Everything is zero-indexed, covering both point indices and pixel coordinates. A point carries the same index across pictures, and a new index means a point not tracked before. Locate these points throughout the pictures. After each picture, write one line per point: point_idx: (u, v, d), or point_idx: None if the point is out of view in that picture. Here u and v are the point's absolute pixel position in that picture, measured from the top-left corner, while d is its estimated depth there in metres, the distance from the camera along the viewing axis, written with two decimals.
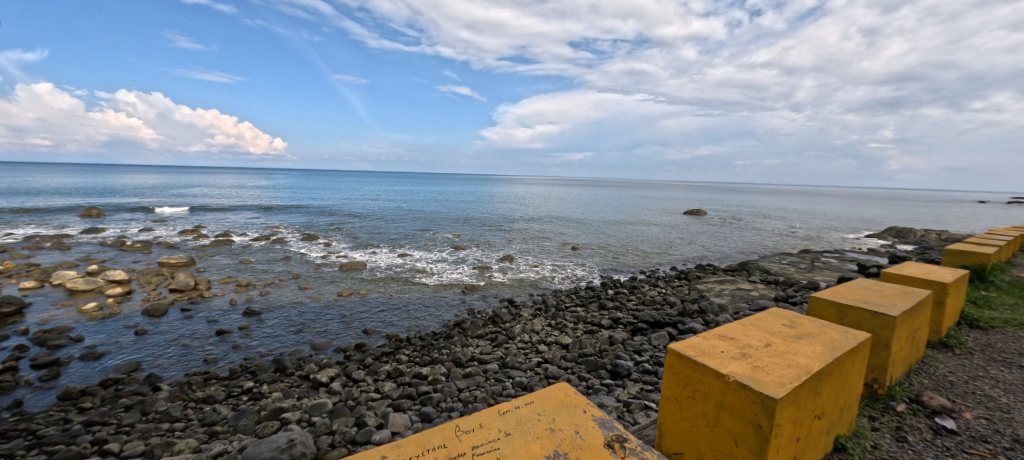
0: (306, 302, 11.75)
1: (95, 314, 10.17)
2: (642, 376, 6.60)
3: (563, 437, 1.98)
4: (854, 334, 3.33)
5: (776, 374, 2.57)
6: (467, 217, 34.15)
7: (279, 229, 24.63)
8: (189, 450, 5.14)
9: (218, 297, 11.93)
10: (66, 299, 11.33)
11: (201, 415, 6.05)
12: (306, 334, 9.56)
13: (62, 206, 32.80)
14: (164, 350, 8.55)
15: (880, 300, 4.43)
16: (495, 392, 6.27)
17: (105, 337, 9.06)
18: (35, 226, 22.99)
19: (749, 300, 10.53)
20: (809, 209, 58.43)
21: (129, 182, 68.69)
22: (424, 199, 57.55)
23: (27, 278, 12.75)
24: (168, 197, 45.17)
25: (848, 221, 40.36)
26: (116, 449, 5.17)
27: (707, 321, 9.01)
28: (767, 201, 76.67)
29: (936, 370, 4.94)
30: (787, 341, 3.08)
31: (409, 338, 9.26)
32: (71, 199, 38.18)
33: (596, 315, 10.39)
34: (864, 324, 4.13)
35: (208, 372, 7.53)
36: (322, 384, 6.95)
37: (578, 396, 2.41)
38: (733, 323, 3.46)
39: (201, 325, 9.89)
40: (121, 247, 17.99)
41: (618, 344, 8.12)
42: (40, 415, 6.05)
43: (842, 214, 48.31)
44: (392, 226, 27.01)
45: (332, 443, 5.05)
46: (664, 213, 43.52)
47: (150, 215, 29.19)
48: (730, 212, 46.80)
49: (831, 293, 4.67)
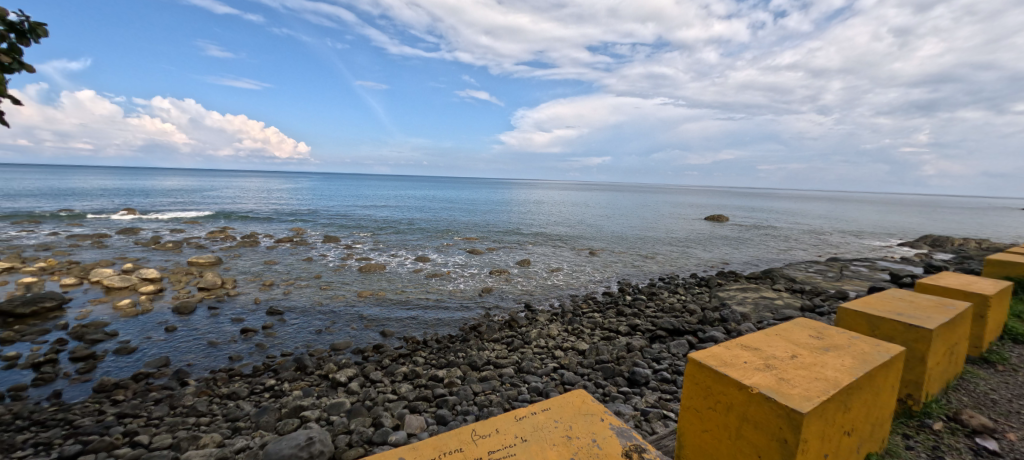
0: (327, 303, 12.04)
1: (129, 311, 10.66)
2: (661, 384, 6.45)
3: (580, 445, 1.96)
4: (887, 347, 3.17)
5: (802, 387, 2.47)
6: (485, 221, 34.50)
7: (301, 229, 25.81)
8: (213, 444, 5.30)
9: (243, 296, 12.36)
10: (101, 296, 11.85)
11: (226, 411, 6.23)
12: (326, 334, 9.78)
13: (101, 206, 34.97)
14: (191, 346, 8.87)
15: (915, 312, 4.21)
16: (510, 397, 6.26)
17: (138, 333, 9.48)
18: (75, 226, 24.36)
19: (773, 309, 10.19)
20: (836, 215, 56.58)
21: (163, 185, 72.18)
22: (442, 202, 58.71)
23: (67, 275, 13.46)
24: (199, 199, 47.71)
25: (877, 229, 38.79)
26: (145, 441, 5.36)
27: (729, 330, 8.78)
28: (790, 207, 74.88)
29: (976, 386, 4.67)
30: (814, 353, 2.96)
31: (426, 339, 9.37)
32: (110, 200, 40.54)
33: (613, 321, 10.27)
34: (897, 337, 3.95)
35: (232, 369, 7.76)
36: (341, 383, 7.08)
37: (595, 405, 2.38)
38: (757, 332, 3.36)
39: (228, 323, 10.23)
40: (154, 247, 18.82)
41: (637, 352, 7.98)
42: (76, 406, 6.34)
43: (873, 222, 46.50)
44: (412, 230, 27.49)
45: (350, 443, 5.12)
46: (683, 219, 42.80)
47: (180, 217, 30.62)
48: (751, 219, 45.74)
49: (862, 304, 4.48)
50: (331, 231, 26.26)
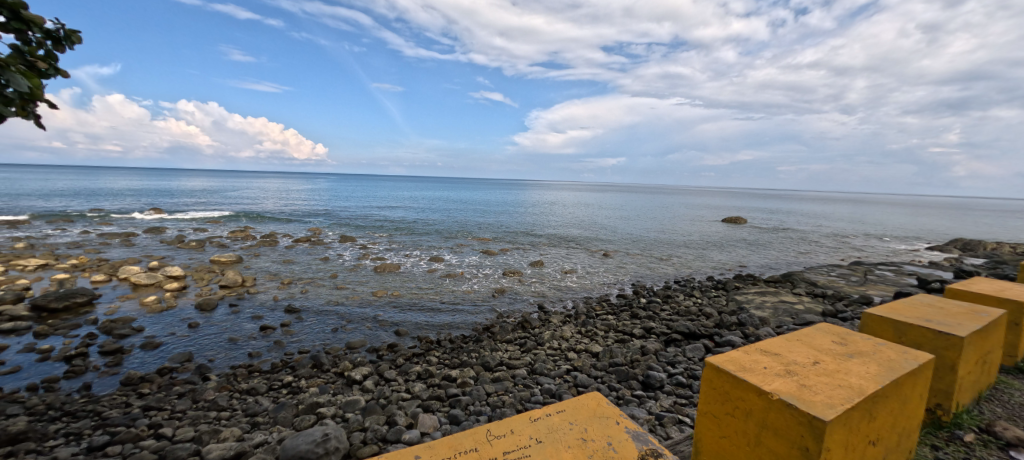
0: (343, 301, 12.24)
1: (154, 307, 11.03)
2: (676, 389, 6.36)
3: (595, 448, 1.95)
4: (915, 354, 3.06)
5: (825, 394, 2.41)
6: (498, 223, 34.56)
7: (318, 229, 26.30)
8: (234, 438, 5.44)
9: (262, 294, 12.66)
10: (129, 293, 12.28)
11: (246, 406, 6.39)
12: (341, 332, 9.94)
13: (129, 206, 36.23)
14: (212, 342, 9.12)
15: (944, 319, 4.06)
16: (523, 399, 6.25)
17: (163, 328, 9.80)
18: (105, 225, 25.30)
19: (793, 314, 9.94)
20: (860, 217, 54.77)
21: (187, 185, 74.44)
22: (456, 203, 59.11)
23: (97, 272, 13.99)
24: (221, 199, 49.02)
25: (904, 232, 37.45)
26: (169, 434, 5.54)
27: (747, 335, 8.60)
28: (811, 209, 72.90)
29: (1010, 397, 4.47)
30: (837, 360, 2.88)
31: (439, 339, 9.44)
32: (137, 200, 41.98)
33: (627, 324, 10.16)
34: (925, 344, 3.81)
35: (251, 365, 7.95)
36: (356, 381, 7.19)
37: (610, 408, 2.36)
38: (777, 337, 3.28)
39: (248, 321, 10.50)
40: (178, 246, 19.44)
41: (651, 355, 7.89)
42: (105, 398, 6.59)
43: (899, 225, 44.93)
44: (426, 230, 27.72)
45: (364, 440, 5.19)
46: (699, 221, 42.11)
47: (203, 217, 31.51)
48: (771, 221, 44.67)
49: (888, 310, 4.33)
50: (347, 231, 26.67)
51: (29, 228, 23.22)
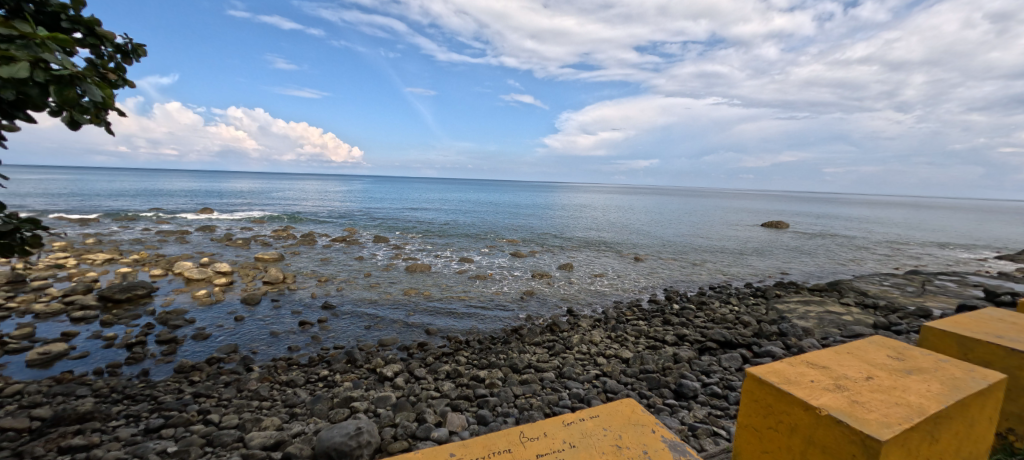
0: (376, 300, 12.61)
1: (204, 301, 11.79)
2: (710, 399, 6.13)
3: (630, 456, 1.92)
4: (984, 373, 2.80)
5: (879, 412, 2.25)
6: (527, 225, 34.58)
7: (353, 229, 27.23)
8: (274, 427, 5.72)
9: (301, 291, 13.25)
10: (182, 287, 13.18)
11: (285, 397, 6.71)
12: (374, 330, 10.23)
13: (184, 206, 38.85)
14: (256, 335, 9.63)
15: (1018, 335, 3.69)
16: (551, 402, 6.22)
17: (212, 321, 10.45)
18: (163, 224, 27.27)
19: (840, 325, 9.35)
20: (917, 223, 50.83)
21: (236, 187, 79.28)
22: (485, 206, 59.59)
23: (155, 267, 15.10)
24: (265, 199, 51.81)
25: (968, 239, 34.41)
26: (216, 420, 5.89)
27: (789, 345, 8.17)
28: (861, 213, 68.30)
29: None
30: (893, 376, 2.69)
31: (468, 339, 9.54)
32: (191, 200, 45.00)
33: (660, 330, 9.89)
34: (996, 363, 3.48)
35: (291, 358, 8.34)
36: (387, 378, 7.38)
37: (646, 415, 2.30)
38: (825, 349, 3.10)
39: (288, 316, 11.01)
40: (226, 243, 20.67)
41: (684, 363, 7.64)
42: (161, 384, 7.10)
43: (963, 231, 41.31)
44: (456, 232, 28.15)
45: (395, 435, 5.33)
46: (737, 225, 40.38)
47: (249, 216, 33.34)
48: (816, 226, 42.19)
49: (951, 324, 3.99)
50: (381, 232, 27.44)
51: (97, 225, 25.35)
